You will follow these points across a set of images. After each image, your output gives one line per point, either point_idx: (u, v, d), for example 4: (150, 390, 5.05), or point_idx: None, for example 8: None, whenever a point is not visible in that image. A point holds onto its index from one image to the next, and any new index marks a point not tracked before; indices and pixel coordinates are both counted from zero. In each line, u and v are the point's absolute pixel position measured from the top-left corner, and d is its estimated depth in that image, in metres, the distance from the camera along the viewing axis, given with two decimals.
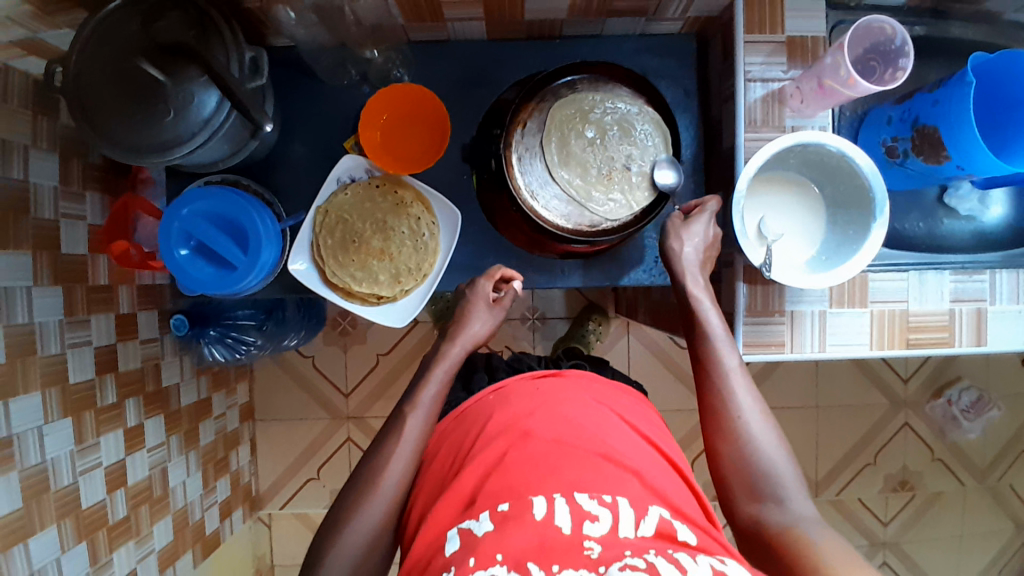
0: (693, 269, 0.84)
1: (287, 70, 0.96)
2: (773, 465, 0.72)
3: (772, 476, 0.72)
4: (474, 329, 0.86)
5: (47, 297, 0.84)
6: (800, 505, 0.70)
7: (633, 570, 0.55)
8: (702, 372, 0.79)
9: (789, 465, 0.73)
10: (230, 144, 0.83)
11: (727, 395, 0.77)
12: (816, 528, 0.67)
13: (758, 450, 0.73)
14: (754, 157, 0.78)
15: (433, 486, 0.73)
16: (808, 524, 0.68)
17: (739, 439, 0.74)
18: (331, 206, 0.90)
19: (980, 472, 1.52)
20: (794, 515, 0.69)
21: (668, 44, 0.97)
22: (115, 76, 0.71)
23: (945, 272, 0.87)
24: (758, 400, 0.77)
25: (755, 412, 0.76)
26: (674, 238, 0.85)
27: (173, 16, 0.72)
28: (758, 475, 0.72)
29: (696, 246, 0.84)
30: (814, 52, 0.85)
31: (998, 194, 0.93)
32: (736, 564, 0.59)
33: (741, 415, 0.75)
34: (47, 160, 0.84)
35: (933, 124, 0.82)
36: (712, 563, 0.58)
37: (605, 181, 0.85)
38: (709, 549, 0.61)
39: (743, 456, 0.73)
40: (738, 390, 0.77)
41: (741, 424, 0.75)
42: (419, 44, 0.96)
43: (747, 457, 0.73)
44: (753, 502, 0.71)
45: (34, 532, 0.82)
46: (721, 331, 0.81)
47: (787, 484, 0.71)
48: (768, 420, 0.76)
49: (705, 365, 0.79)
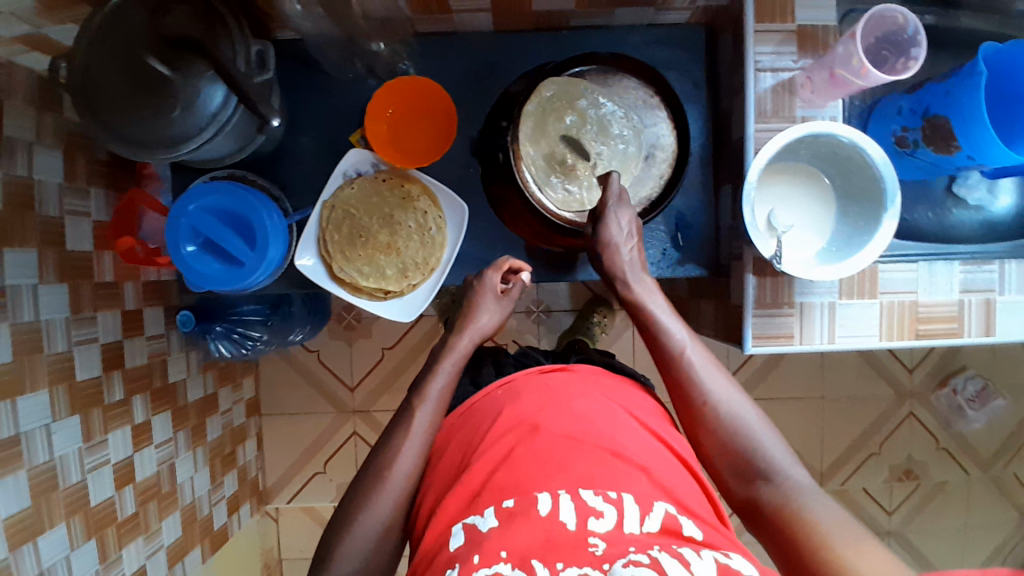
0: (631, 266, 0.84)
1: (292, 63, 0.95)
2: (757, 442, 0.72)
3: (757, 450, 0.72)
4: (482, 322, 0.86)
5: (53, 294, 0.84)
6: (793, 474, 0.70)
7: (636, 565, 0.55)
8: (664, 366, 0.79)
9: (766, 430, 0.73)
10: (237, 141, 0.83)
11: (692, 378, 0.76)
12: (816, 500, 0.68)
13: (733, 424, 0.73)
14: (761, 150, 0.77)
15: (443, 479, 0.73)
16: (806, 495, 0.68)
17: (710, 419, 0.74)
18: (337, 200, 0.89)
19: (984, 461, 1.53)
20: (789, 486, 0.69)
21: (677, 34, 0.96)
22: (124, 70, 0.71)
23: (954, 262, 0.87)
24: (724, 377, 0.77)
25: (721, 390, 0.75)
26: (607, 246, 0.83)
27: (181, 9, 0.72)
28: (739, 448, 0.72)
29: (625, 239, 0.84)
30: (825, 42, 0.84)
31: (1006, 183, 0.92)
32: (742, 560, 0.59)
33: (707, 395, 0.75)
34: (50, 155, 0.83)
35: (944, 115, 0.82)
36: (716, 558, 0.58)
37: (573, 172, 0.88)
38: (715, 544, 0.61)
39: (718, 433, 0.74)
40: (705, 377, 0.76)
41: (713, 408, 0.75)
42: (425, 37, 0.95)
43: (723, 432, 0.73)
44: (746, 480, 0.71)
45: (44, 530, 0.82)
46: (670, 320, 0.80)
47: (776, 457, 0.71)
48: (741, 398, 0.75)
49: (664, 358, 0.79)
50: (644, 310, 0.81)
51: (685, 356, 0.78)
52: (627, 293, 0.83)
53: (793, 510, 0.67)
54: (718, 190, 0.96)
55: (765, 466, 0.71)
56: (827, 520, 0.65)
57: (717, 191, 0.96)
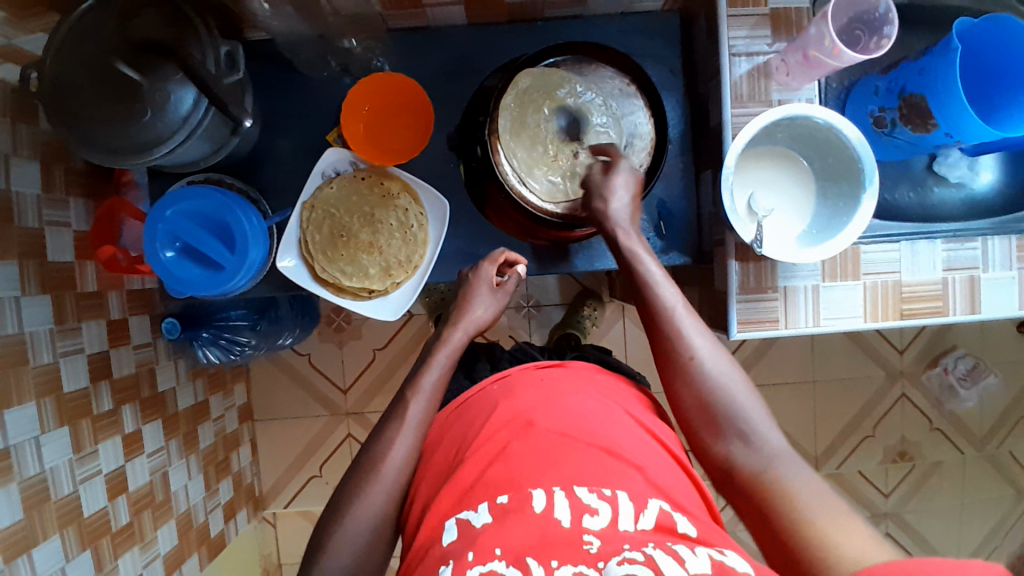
0: (627, 219, 0.82)
1: (267, 64, 0.95)
2: (737, 403, 0.71)
3: (736, 411, 0.71)
4: (476, 313, 0.86)
5: (36, 306, 0.83)
6: (768, 437, 0.69)
7: (631, 562, 0.54)
8: (650, 320, 0.78)
9: (747, 391, 0.72)
10: (211, 143, 0.82)
11: (676, 334, 0.75)
12: (790, 465, 0.66)
13: (715, 381, 0.72)
14: (740, 134, 0.77)
15: (436, 473, 0.73)
16: (780, 460, 0.67)
17: (693, 375, 0.73)
18: (317, 200, 0.89)
19: (978, 439, 1.53)
20: (764, 449, 0.68)
21: (651, 22, 0.96)
22: (93, 76, 0.70)
23: (937, 241, 0.87)
24: (709, 334, 0.76)
25: (706, 346, 0.74)
26: (601, 198, 0.83)
27: (149, 13, 0.71)
28: (718, 407, 0.71)
29: (624, 198, 0.82)
30: (799, 24, 0.84)
31: (987, 160, 0.92)
32: (737, 557, 0.58)
33: (693, 351, 0.74)
34: (28, 167, 0.83)
35: (920, 93, 0.82)
36: (711, 555, 0.56)
37: (553, 163, 0.87)
38: (709, 542, 0.60)
39: (699, 391, 0.73)
40: (689, 332, 0.75)
41: (697, 364, 0.73)
42: (399, 33, 0.95)
43: (704, 390, 0.72)
44: (722, 443, 0.70)
45: (37, 542, 0.81)
46: (660, 275, 0.79)
47: (752, 417, 0.70)
48: (724, 358, 0.74)
49: (651, 310, 0.78)
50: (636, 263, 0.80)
51: (673, 311, 0.76)
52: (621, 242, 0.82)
53: (769, 476, 0.66)
54: (699, 177, 0.96)
55: (741, 425, 0.70)
56: (802, 487, 0.63)
57: (699, 178, 0.96)
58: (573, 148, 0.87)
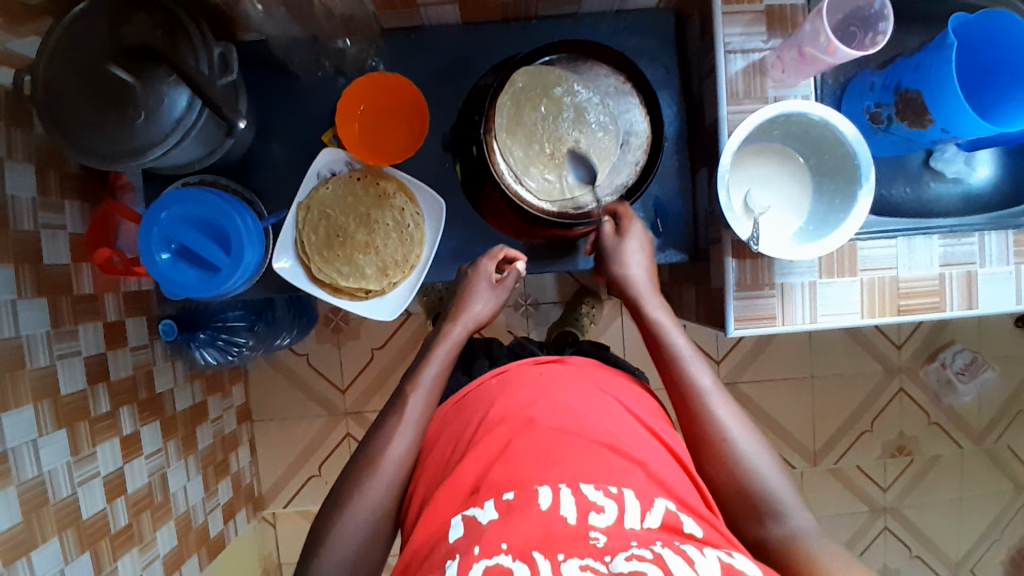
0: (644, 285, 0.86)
1: (260, 66, 0.94)
2: (771, 487, 0.69)
3: (771, 493, 0.69)
4: (475, 309, 0.86)
5: (32, 310, 0.83)
6: (801, 517, 0.68)
7: (639, 559, 0.54)
8: (682, 400, 0.77)
9: (782, 474, 0.71)
10: (205, 145, 0.82)
11: (712, 417, 0.74)
12: (822, 543, 0.65)
13: (749, 463, 0.71)
14: (735, 132, 0.77)
15: (435, 469, 0.72)
16: (812, 539, 0.66)
17: (723, 454, 0.72)
18: (313, 200, 0.89)
19: (977, 434, 1.53)
20: (796, 529, 0.67)
21: (646, 20, 0.95)
22: (85, 84, 0.70)
23: (934, 237, 0.87)
24: (741, 414, 0.75)
25: (739, 425, 0.74)
26: (616, 260, 0.87)
27: (141, 17, 0.71)
28: (750, 489, 0.69)
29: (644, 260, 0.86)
30: (793, 21, 0.84)
31: (984, 155, 0.92)
32: (744, 558, 0.57)
33: (725, 431, 0.73)
34: (22, 171, 0.82)
35: (916, 88, 0.82)
36: (720, 556, 0.56)
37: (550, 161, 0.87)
38: (716, 542, 0.60)
39: (730, 471, 0.71)
40: (725, 415, 0.74)
41: (732, 447, 0.72)
42: (393, 33, 0.94)
43: (740, 474, 0.70)
44: (757, 525, 0.69)
45: (36, 545, 0.81)
46: (689, 351, 0.80)
47: (785, 499, 0.68)
48: (759, 441, 0.73)
49: (681, 380, 0.77)
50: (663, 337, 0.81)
51: (705, 392, 0.76)
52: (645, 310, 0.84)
53: (801, 558, 0.64)
54: (695, 175, 0.96)
55: (773, 507, 0.68)
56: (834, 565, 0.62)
57: (695, 176, 0.96)
58: (568, 146, 0.87)
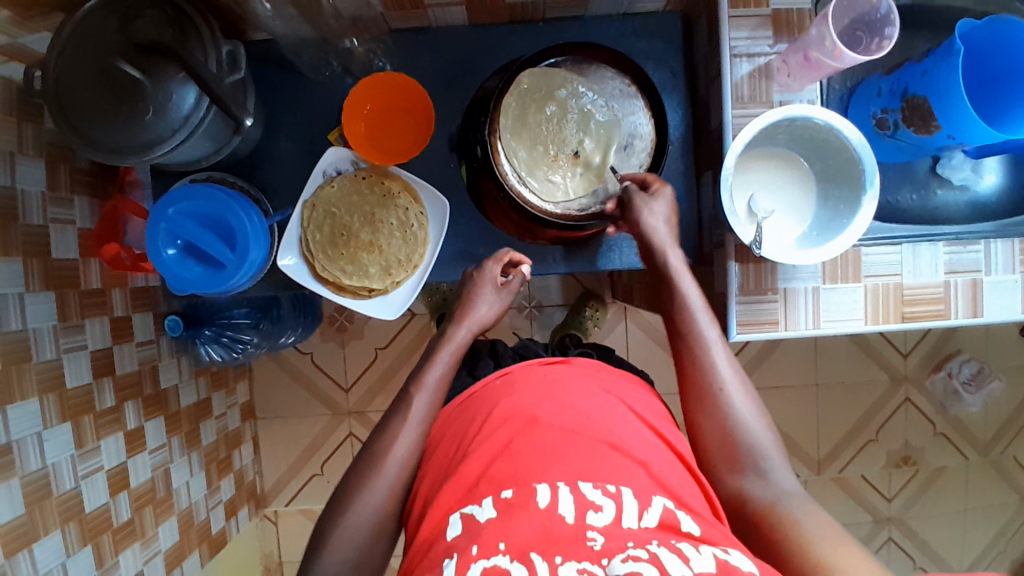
0: (663, 236, 0.83)
1: (270, 66, 0.95)
2: (756, 439, 0.72)
3: (754, 445, 0.71)
4: (481, 313, 0.86)
5: (39, 303, 0.84)
6: (782, 476, 0.69)
7: (635, 560, 0.53)
8: (682, 344, 0.78)
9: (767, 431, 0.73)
10: (213, 141, 0.82)
11: (708, 366, 0.76)
12: (798, 503, 0.66)
13: (739, 419, 0.73)
14: (739, 134, 0.77)
15: (439, 468, 0.72)
16: (788, 499, 0.67)
17: (717, 402, 0.74)
18: (318, 199, 0.90)
19: (983, 445, 1.52)
20: (776, 487, 0.69)
21: (653, 22, 0.96)
22: (95, 78, 0.71)
23: (939, 244, 0.86)
24: (737, 368, 0.77)
25: (734, 377, 0.76)
26: (636, 212, 0.83)
27: (150, 13, 0.72)
28: (735, 439, 0.72)
29: (663, 215, 0.84)
30: (800, 25, 0.84)
31: (991, 162, 0.91)
32: (741, 555, 0.57)
33: (721, 380, 0.75)
34: (32, 165, 0.83)
35: (923, 94, 0.82)
36: (715, 553, 0.56)
37: (553, 162, 0.87)
38: (713, 540, 0.59)
39: (721, 421, 0.73)
40: (720, 363, 0.76)
41: (725, 397, 0.74)
42: (401, 34, 0.95)
43: (729, 423, 0.73)
44: (735, 474, 0.71)
45: (38, 537, 0.82)
46: (699, 302, 0.80)
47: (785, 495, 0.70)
48: (750, 395, 0.75)
49: (680, 330, 0.79)
50: (676, 285, 0.80)
51: (710, 341, 0.77)
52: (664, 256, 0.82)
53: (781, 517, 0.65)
54: (700, 178, 0.96)
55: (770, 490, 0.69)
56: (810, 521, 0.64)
57: (699, 179, 0.96)
58: (571, 149, 0.86)
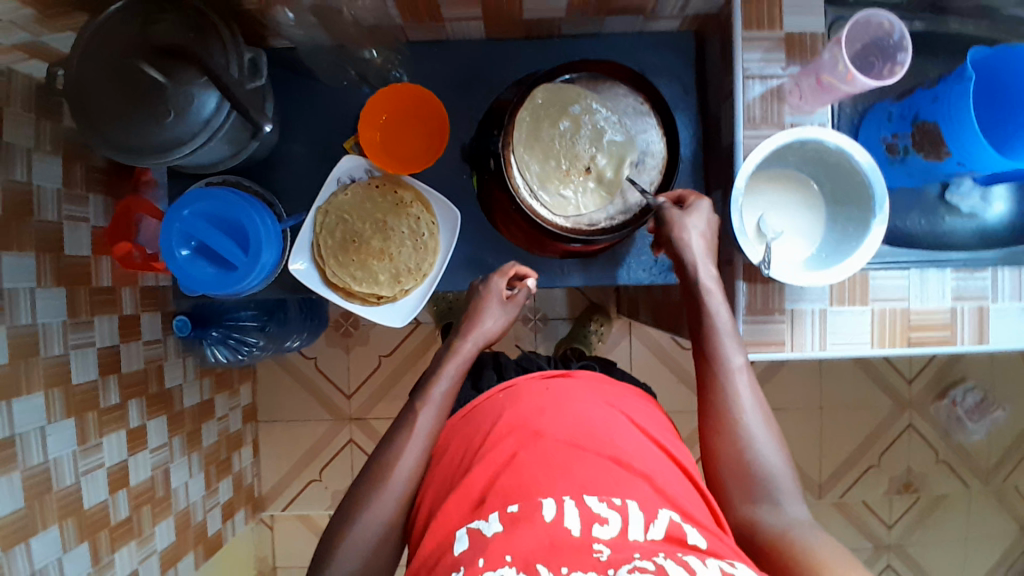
0: (703, 254, 0.82)
1: (288, 71, 0.97)
2: (771, 469, 0.72)
3: (769, 475, 0.71)
4: (487, 326, 0.86)
5: (50, 298, 0.84)
6: (794, 508, 0.70)
7: (641, 572, 0.54)
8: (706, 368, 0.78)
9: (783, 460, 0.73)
10: (230, 145, 0.84)
11: (728, 393, 0.76)
12: (810, 533, 0.66)
13: (756, 448, 0.73)
14: (751, 154, 0.78)
15: (444, 480, 0.73)
16: (801, 530, 0.67)
17: (734, 430, 0.74)
18: (331, 206, 0.90)
19: (985, 474, 1.51)
20: (789, 517, 0.69)
21: (667, 42, 0.97)
22: (117, 79, 0.72)
23: (947, 270, 0.87)
24: (759, 396, 0.76)
25: (754, 405, 0.75)
26: (678, 230, 0.82)
27: (169, 18, 0.73)
28: (751, 468, 0.72)
29: (704, 233, 0.82)
30: (813, 49, 0.85)
31: (1000, 190, 0.92)
32: (747, 568, 0.57)
33: (741, 409, 0.75)
34: (49, 162, 0.85)
35: (933, 120, 0.84)
36: (721, 566, 0.56)
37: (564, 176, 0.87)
38: (720, 553, 0.59)
39: (738, 448, 0.73)
40: (741, 390, 0.76)
41: (744, 424, 0.74)
42: (418, 45, 0.96)
43: (745, 451, 0.73)
44: (748, 504, 0.71)
45: (36, 531, 0.82)
46: (726, 328, 0.79)
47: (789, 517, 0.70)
48: (768, 424, 0.75)
49: (702, 347, 0.79)
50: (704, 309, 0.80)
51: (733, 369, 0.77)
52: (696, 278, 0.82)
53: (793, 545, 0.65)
54: (709, 196, 0.97)
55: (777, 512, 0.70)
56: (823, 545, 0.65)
57: (709, 198, 0.97)
58: (584, 163, 0.87)
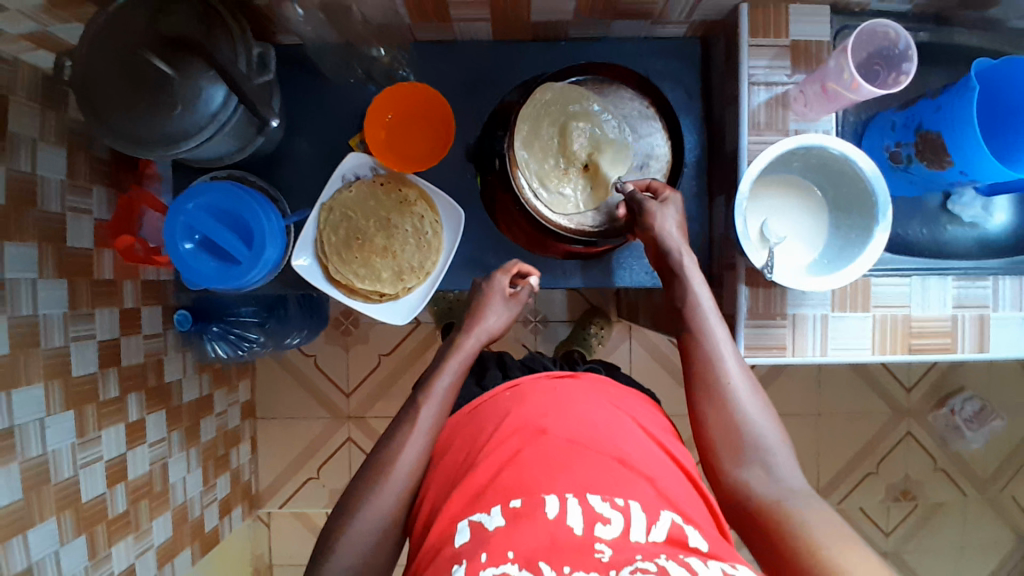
0: (675, 236, 0.83)
1: (295, 69, 0.97)
2: (760, 433, 0.72)
3: (758, 439, 0.71)
4: (488, 323, 0.86)
5: (51, 289, 0.84)
6: (786, 472, 0.69)
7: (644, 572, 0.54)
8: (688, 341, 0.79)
9: (771, 425, 0.73)
10: (236, 140, 0.84)
11: (714, 361, 0.76)
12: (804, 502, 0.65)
13: (744, 413, 0.73)
14: (756, 159, 0.78)
15: (446, 476, 0.73)
16: (794, 498, 0.66)
17: (722, 396, 0.74)
18: (336, 202, 0.91)
19: (982, 483, 1.51)
20: (779, 480, 0.68)
21: (672, 47, 0.97)
22: (123, 69, 0.72)
23: (949, 278, 0.87)
24: (743, 366, 0.77)
25: (738, 371, 0.76)
26: (649, 219, 0.83)
27: (180, 9, 0.73)
28: (739, 430, 0.72)
29: (675, 223, 0.84)
30: (818, 56, 0.85)
31: (1001, 201, 0.92)
32: (748, 571, 0.57)
33: (727, 374, 0.76)
34: (53, 153, 0.85)
35: (937, 129, 0.82)
36: (723, 568, 0.56)
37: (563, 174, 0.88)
38: (721, 556, 0.60)
39: (726, 414, 0.73)
40: (725, 358, 0.77)
41: (731, 389, 0.75)
42: (425, 45, 0.97)
43: (733, 416, 0.73)
44: (738, 466, 0.71)
45: (33, 523, 0.82)
46: (708, 302, 0.80)
47: None
48: (755, 390, 0.75)
49: (686, 325, 0.80)
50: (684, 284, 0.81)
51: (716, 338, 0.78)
52: (676, 256, 0.83)
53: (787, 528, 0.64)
54: (712, 201, 0.97)
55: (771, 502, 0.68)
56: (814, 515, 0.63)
57: (712, 202, 0.97)
58: (583, 160, 0.87)
